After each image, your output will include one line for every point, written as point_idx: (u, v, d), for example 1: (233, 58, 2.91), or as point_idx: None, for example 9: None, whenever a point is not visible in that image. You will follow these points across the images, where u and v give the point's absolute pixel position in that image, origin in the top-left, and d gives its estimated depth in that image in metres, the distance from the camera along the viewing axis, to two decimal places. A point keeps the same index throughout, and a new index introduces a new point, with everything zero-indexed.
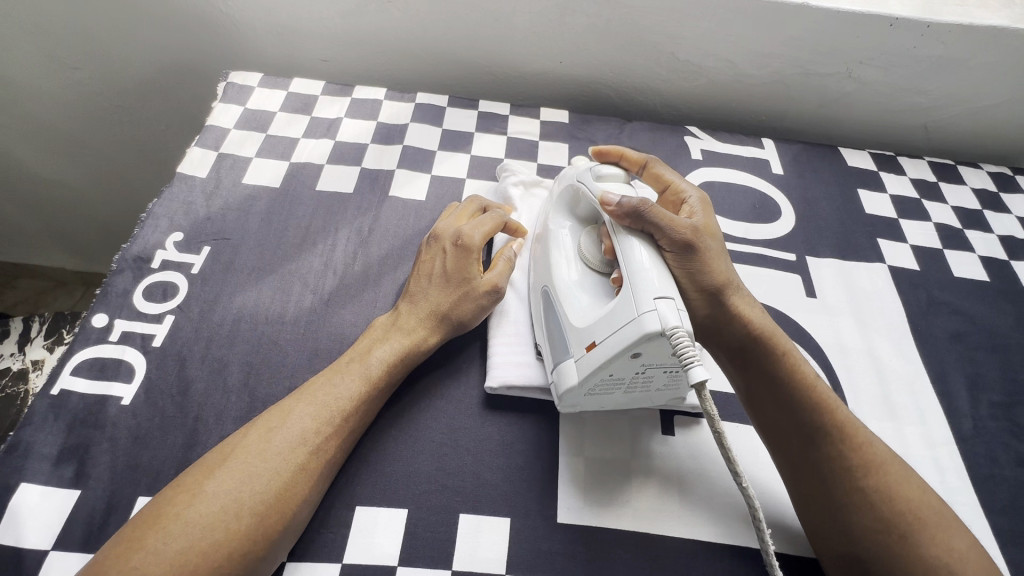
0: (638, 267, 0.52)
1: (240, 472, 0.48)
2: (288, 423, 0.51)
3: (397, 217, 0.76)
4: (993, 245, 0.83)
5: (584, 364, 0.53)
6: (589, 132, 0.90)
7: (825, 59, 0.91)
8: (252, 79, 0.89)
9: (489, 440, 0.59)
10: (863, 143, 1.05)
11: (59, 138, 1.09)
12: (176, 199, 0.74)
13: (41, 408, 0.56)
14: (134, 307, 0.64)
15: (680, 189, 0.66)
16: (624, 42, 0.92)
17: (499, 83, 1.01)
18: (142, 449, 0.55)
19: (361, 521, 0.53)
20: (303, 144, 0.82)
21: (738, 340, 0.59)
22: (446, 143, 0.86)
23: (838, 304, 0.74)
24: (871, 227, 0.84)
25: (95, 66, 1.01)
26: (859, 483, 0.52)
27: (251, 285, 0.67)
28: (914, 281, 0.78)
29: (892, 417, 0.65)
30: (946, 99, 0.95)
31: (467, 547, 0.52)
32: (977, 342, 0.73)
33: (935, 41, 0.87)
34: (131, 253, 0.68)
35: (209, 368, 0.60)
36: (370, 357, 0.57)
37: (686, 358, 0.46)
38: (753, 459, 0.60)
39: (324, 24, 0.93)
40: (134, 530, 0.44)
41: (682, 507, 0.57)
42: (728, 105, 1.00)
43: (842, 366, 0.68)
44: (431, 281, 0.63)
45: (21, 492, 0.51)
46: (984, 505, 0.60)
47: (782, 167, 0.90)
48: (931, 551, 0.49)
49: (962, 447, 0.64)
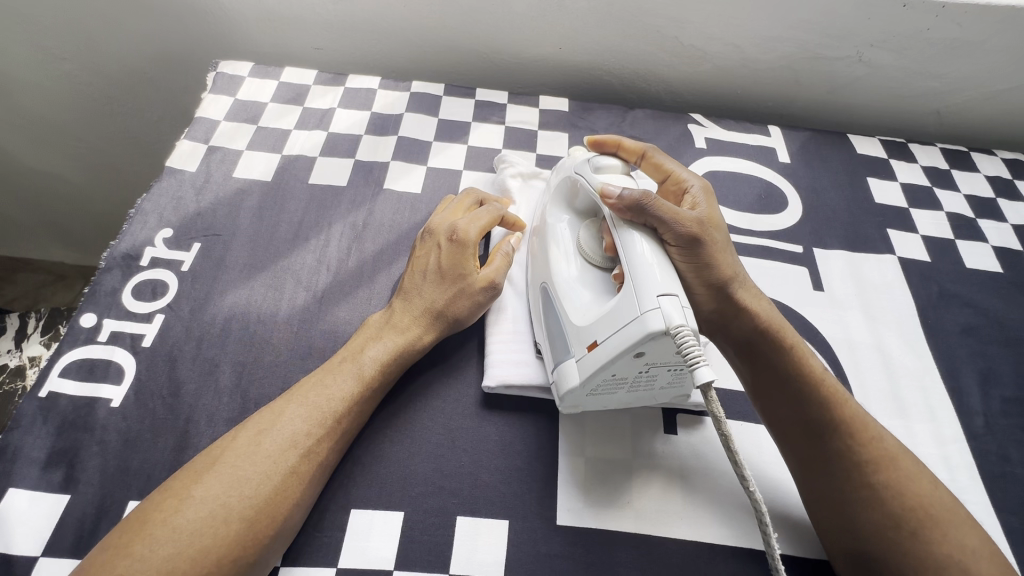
0: (641, 263, 0.50)
1: (229, 477, 0.46)
2: (280, 424, 0.50)
3: (392, 210, 0.74)
4: (1007, 234, 0.81)
5: (585, 363, 0.51)
6: (590, 120, 0.88)
7: (834, 42, 0.88)
8: (243, 69, 0.87)
9: (488, 440, 0.57)
10: (873, 129, 1.02)
11: (51, 130, 1.07)
12: (165, 195, 0.72)
13: (29, 411, 0.55)
14: (122, 306, 0.62)
15: (682, 179, 0.64)
16: (626, 27, 0.89)
17: (498, 70, 0.98)
18: (132, 453, 0.53)
19: (356, 524, 0.52)
20: (295, 136, 0.80)
21: (744, 334, 0.57)
22: (443, 133, 0.83)
23: (847, 297, 0.72)
24: (881, 217, 0.81)
25: (84, 58, 0.98)
26: (870, 480, 0.51)
27: (242, 283, 0.66)
28: (925, 272, 0.76)
29: (902, 414, 0.63)
30: (959, 83, 0.92)
31: (465, 550, 0.51)
32: (990, 336, 0.71)
33: (950, 23, 0.83)
34: (120, 250, 0.66)
35: (200, 368, 0.59)
36: (363, 356, 0.56)
37: (689, 358, 0.44)
38: (757, 458, 0.59)
39: (316, 11, 0.91)
40: (121, 535, 0.43)
41: (685, 507, 0.55)
42: (732, 91, 0.98)
43: (851, 362, 0.66)
44: (426, 276, 0.61)
45: (10, 498, 0.50)
46: (995, 503, 0.58)
47: (790, 155, 0.87)
48: (941, 548, 0.47)
49: (973, 444, 0.62)
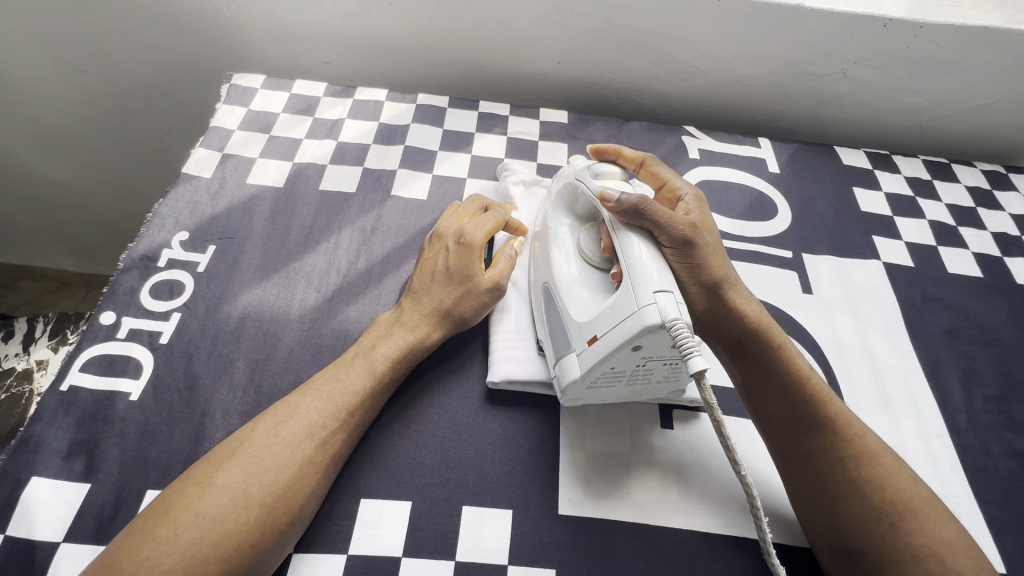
0: (638, 263, 0.53)
1: (248, 465, 0.49)
2: (296, 416, 0.52)
3: (400, 215, 0.77)
4: (986, 242, 0.85)
5: (585, 358, 0.54)
6: (589, 131, 0.92)
7: (820, 60, 0.92)
8: (256, 81, 0.90)
9: (492, 434, 0.60)
10: (859, 142, 1.07)
11: (63, 139, 1.10)
12: (181, 199, 0.75)
13: (51, 403, 0.57)
14: (141, 305, 0.65)
15: (676, 186, 0.67)
16: (622, 44, 0.93)
17: (499, 84, 1.02)
18: (151, 444, 0.55)
19: (366, 513, 0.54)
20: (306, 145, 0.83)
21: (735, 332, 0.60)
22: (447, 143, 0.87)
23: (835, 300, 0.75)
24: (866, 224, 0.85)
25: (100, 69, 1.02)
26: (853, 473, 0.53)
27: (256, 284, 0.68)
28: (908, 276, 0.79)
29: (888, 411, 0.66)
30: (940, 99, 0.96)
31: (470, 538, 0.53)
32: (970, 337, 0.74)
33: (929, 43, 0.88)
34: (138, 252, 0.69)
35: (215, 364, 0.61)
36: (374, 352, 0.58)
37: (685, 349, 0.47)
38: (749, 451, 0.61)
39: (326, 27, 0.95)
40: (145, 520, 0.45)
41: (682, 498, 0.58)
42: (724, 105, 1.02)
43: (839, 361, 0.69)
44: (434, 278, 0.64)
45: (33, 486, 0.52)
46: (978, 495, 0.61)
47: (779, 165, 0.91)
48: (920, 539, 0.50)
49: (956, 439, 0.65)
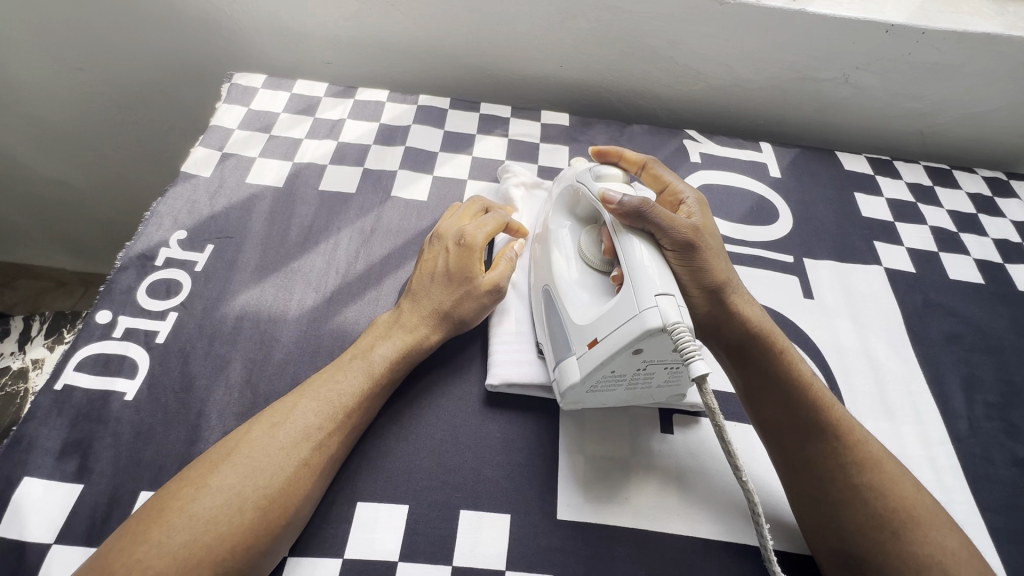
0: (639, 266, 0.52)
1: (244, 467, 0.48)
2: (293, 417, 0.52)
3: (399, 216, 0.77)
4: (987, 248, 0.84)
5: (585, 361, 0.53)
6: (590, 134, 0.91)
7: (822, 64, 0.92)
8: (257, 80, 0.90)
9: (490, 437, 0.59)
10: (860, 147, 1.07)
11: (60, 137, 1.10)
12: (180, 198, 0.74)
13: (44, 402, 0.56)
14: (138, 303, 0.64)
15: (678, 189, 0.66)
16: (623, 47, 0.93)
17: (501, 85, 1.02)
18: (145, 444, 0.55)
19: (362, 517, 0.53)
20: (307, 144, 0.83)
21: (737, 336, 0.60)
22: (448, 144, 0.86)
23: (837, 305, 0.75)
24: (868, 229, 0.85)
25: (98, 68, 1.02)
26: (855, 480, 0.53)
27: (254, 283, 0.68)
28: (909, 282, 0.79)
29: (889, 417, 0.65)
30: (941, 104, 0.96)
31: (467, 543, 0.53)
32: (972, 343, 0.74)
33: (931, 49, 0.88)
34: (135, 251, 0.68)
35: (211, 364, 0.61)
36: (372, 353, 0.58)
37: (686, 353, 0.46)
38: (750, 457, 0.61)
39: (326, 27, 0.94)
40: (139, 521, 0.45)
41: (682, 504, 0.57)
42: (725, 109, 1.02)
43: (840, 367, 0.69)
44: (434, 279, 0.64)
45: (25, 486, 0.51)
46: (981, 504, 0.60)
47: (781, 170, 0.91)
48: (922, 547, 0.49)
49: (958, 446, 0.64)
